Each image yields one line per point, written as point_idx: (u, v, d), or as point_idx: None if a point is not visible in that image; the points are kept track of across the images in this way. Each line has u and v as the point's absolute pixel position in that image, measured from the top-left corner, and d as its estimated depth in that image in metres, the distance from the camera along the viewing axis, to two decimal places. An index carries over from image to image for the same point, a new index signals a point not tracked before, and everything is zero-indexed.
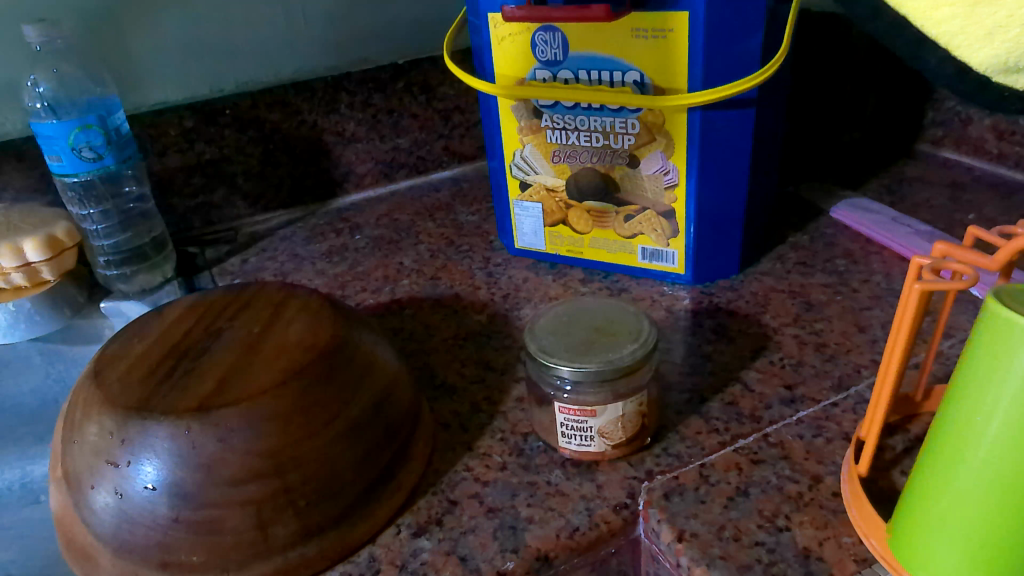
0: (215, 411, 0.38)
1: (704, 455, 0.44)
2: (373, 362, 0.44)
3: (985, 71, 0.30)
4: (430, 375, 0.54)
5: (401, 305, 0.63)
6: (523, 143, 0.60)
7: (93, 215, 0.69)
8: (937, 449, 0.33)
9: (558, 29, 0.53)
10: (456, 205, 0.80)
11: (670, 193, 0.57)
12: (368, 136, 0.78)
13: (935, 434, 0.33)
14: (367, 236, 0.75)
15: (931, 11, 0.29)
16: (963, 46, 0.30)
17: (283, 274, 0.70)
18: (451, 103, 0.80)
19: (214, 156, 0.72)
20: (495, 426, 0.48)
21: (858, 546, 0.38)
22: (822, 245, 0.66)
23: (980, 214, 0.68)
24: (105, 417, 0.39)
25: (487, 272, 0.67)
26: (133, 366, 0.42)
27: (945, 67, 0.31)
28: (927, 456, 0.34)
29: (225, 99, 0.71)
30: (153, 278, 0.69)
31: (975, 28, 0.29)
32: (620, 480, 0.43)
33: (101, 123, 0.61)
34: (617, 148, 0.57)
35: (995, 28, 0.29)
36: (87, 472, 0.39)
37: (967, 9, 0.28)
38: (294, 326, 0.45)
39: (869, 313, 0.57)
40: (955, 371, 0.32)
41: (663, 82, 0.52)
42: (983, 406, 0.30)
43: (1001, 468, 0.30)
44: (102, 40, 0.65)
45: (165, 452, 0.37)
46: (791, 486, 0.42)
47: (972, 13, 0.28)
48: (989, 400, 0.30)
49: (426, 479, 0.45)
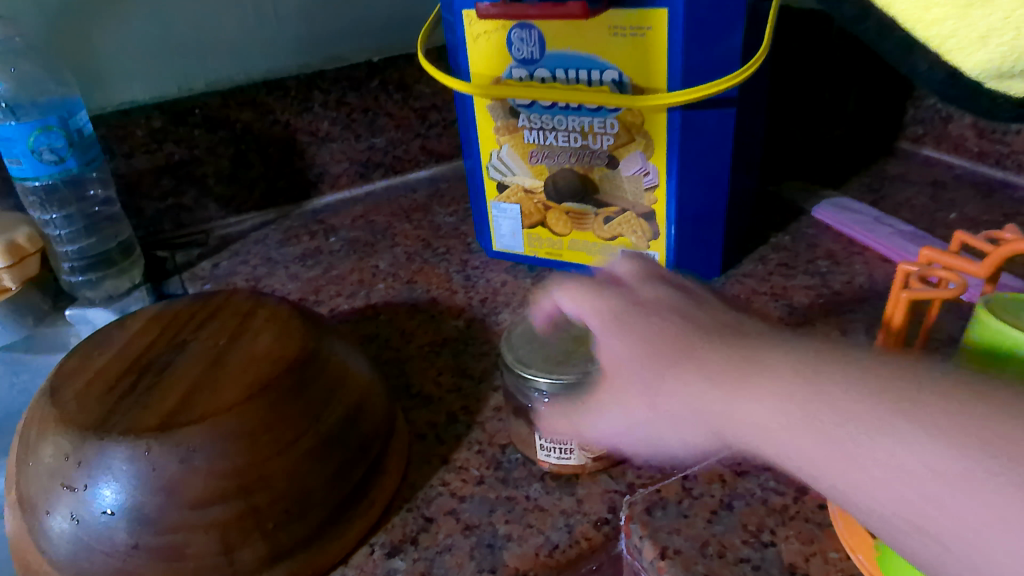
0: (177, 430, 0.36)
1: (686, 466, 0.43)
2: (345, 374, 0.42)
3: (980, 79, 0.32)
4: (406, 385, 0.52)
5: (376, 311, 0.61)
6: (500, 143, 0.58)
7: (55, 219, 0.65)
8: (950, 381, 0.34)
9: (534, 26, 0.51)
10: (434, 205, 0.79)
11: (650, 194, 0.56)
12: (343, 136, 0.76)
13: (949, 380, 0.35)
14: (342, 239, 0.73)
15: (921, 13, 0.30)
16: (955, 50, 0.31)
17: (255, 279, 0.68)
18: (428, 102, 0.78)
19: (183, 157, 0.70)
20: (472, 438, 0.47)
21: (844, 562, 0.37)
22: (804, 245, 0.65)
23: (961, 214, 0.68)
24: (61, 437, 0.37)
25: (464, 276, 0.65)
26: (91, 382, 0.40)
27: (929, 71, 0.33)
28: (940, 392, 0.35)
29: (195, 98, 0.68)
30: (121, 284, 0.67)
31: (968, 31, 0.30)
32: (600, 493, 0.42)
33: (63, 124, 0.59)
34: (596, 148, 0.56)
35: (989, 30, 0.30)
36: (42, 496, 0.37)
37: (960, 11, 0.30)
38: (262, 337, 0.43)
39: (852, 316, 0.56)
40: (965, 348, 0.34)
41: (642, 81, 0.51)
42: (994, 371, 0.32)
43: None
44: (66, 38, 0.63)
45: (124, 475, 0.36)
46: (775, 498, 0.41)
47: (966, 15, 0.30)
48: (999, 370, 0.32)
49: (401, 495, 0.43)
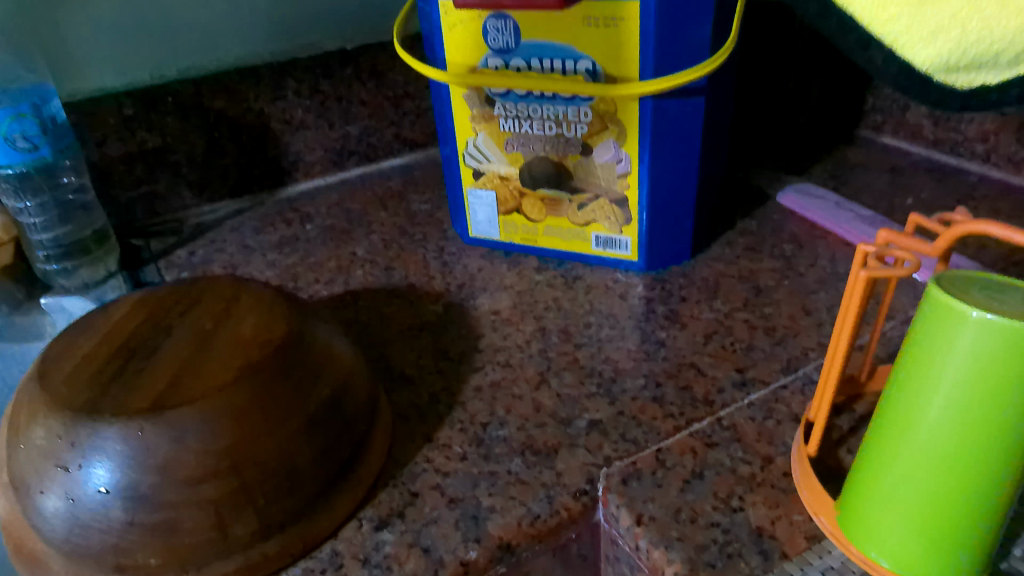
0: (168, 411, 0.37)
1: (660, 439, 0.45)
2: (330, 356, 0.44)
3: (931, 69, 0.37)
4: (388, 367, 0.53)
5: (355, 296, 0.62)
6: (476, 131, 0.60)
7: (29, 208, 0.65)
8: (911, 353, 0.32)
9: (510, 17, 0.53)
10: (409, 193, 0.80)
11: (623, 181, 0.58)
12: (317, 124, 0.77)
13: (903, 356, 0.33)
14: (318, 226, 0.74)
15: (879, 11, 0.36)
16: (908, 44, 0.36)
17: (232, 266, 0.69)
18: (401, 90, 0.79)
19: (156, 145, 0.70)
20: (454, 417, 0.48)
21: (808, 524, 0.39)
22: (769, 230, 0.68)
23: (918, 198, 0.71)
24: (53, 419, 0.38)
25: (441, 262, 0.67)
26: (79, 366, 0.41)
27: None
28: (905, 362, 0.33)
29: (167, 85, 0.69)
30: (96, 273, 0.68)
31: (920, 25, 0.35)
32: (579, 466, 0.44)
33: (36, 112, 0.59)
34: (569, 136, 0.57)
35: (938, 26, 0.35)
36: (35, 477, 0.38)
37: (912, 10, 0.35)
38: (246, 321, 0.44)
39: (815, 297, 0.59)
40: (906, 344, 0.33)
41: (615, 71, 0.53)
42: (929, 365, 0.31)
43: (963, 402, 0.30)
44: (33, 23, 0.62)
45: (116, 454, 0.36)
46: (743, 468, 0.43)
47: (919, 11, 0.35)
48: (936, 368, 0.31)
49: (386, 472, 0.45)
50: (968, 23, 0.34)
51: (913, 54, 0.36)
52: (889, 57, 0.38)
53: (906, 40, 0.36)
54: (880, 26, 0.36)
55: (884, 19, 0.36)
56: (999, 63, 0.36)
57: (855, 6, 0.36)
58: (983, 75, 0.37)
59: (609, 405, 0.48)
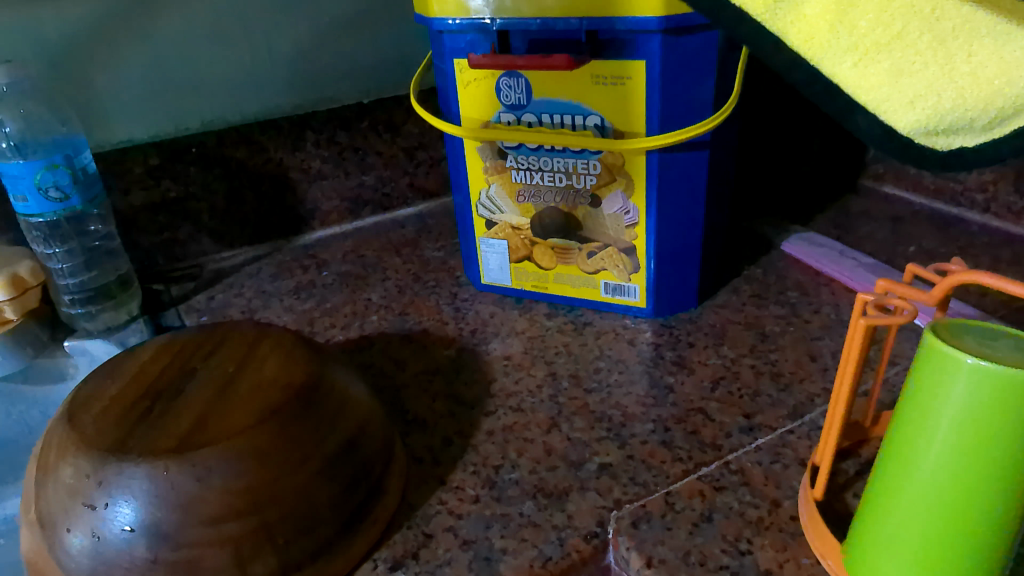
0: (193, 452, 0.39)
1: (669, 483, 0.46)
2: (348, 399, 0.45)
3: (913, 135, 0.35)
4: (402, 411, 0.54)
5: (370, 341, 0.64)
6: (489, 183, 0.62)
7: (57, 253, 0.67)
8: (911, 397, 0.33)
9: (522, 75, 0.56)
10: (423, 240, 0.82)
11: (631, 231, 0.59)
12: (334, 174, 0.79)
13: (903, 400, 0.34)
14: (334, 273, 0.76)
15: (862, 79, 0.34)
16: (891, 111, 0.35)
17: (250, 311, 0.71)
18: (416, 141, 0.82)
19: (179, 194, 0.73)
20: (467, 460, 0.49)
21: (816, 567, 0.40)
22: (774, 277, 0.70)
23: (920, 246, 0.73)
24: (81, 459, 0.39)
25: (454, 307, 0.68)
26: (107, 408, 0.43)
27: (874, 127, 0.36)
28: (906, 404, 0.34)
29: (191, 137, 0.71)
30: (119, 316, 0.70)
31: (900, 95, 0.34)
32: (590, 509, 0.45)
33: (68, 163, 0.61)
34: (579, 188, 0.59)
35: (916, 95, 0.34)
36: (62, 514, 0.39)
37: (891, 79, 0.34)
38: (268, 365, 0.45)
39: (820, 343, 0.60)
40: (906, 388, 0.34)
41: (623, 125, 0.55)
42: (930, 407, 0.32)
43: (961, 445, 0.31)
44: (67, 80, 0.65)
45: (141, 494, 0.38)
46: (751, 511, 0.44)
47: (897, 81, 0.34)
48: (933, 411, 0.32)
49: (400, 514, 0.45)
50: (944, 89, 0.34)
51: (898, 119, 0.35)
52: (871, 125, 0.36)
53: (890, 105, 0.35)
54: (865, 93, 0.35)
55: (869, 86, 0.34)
56: (976, 127, 0.35)
57: (838, 75, 0.35)
58: (961, 138, 0.36)
59: (619, 449, 0.49)
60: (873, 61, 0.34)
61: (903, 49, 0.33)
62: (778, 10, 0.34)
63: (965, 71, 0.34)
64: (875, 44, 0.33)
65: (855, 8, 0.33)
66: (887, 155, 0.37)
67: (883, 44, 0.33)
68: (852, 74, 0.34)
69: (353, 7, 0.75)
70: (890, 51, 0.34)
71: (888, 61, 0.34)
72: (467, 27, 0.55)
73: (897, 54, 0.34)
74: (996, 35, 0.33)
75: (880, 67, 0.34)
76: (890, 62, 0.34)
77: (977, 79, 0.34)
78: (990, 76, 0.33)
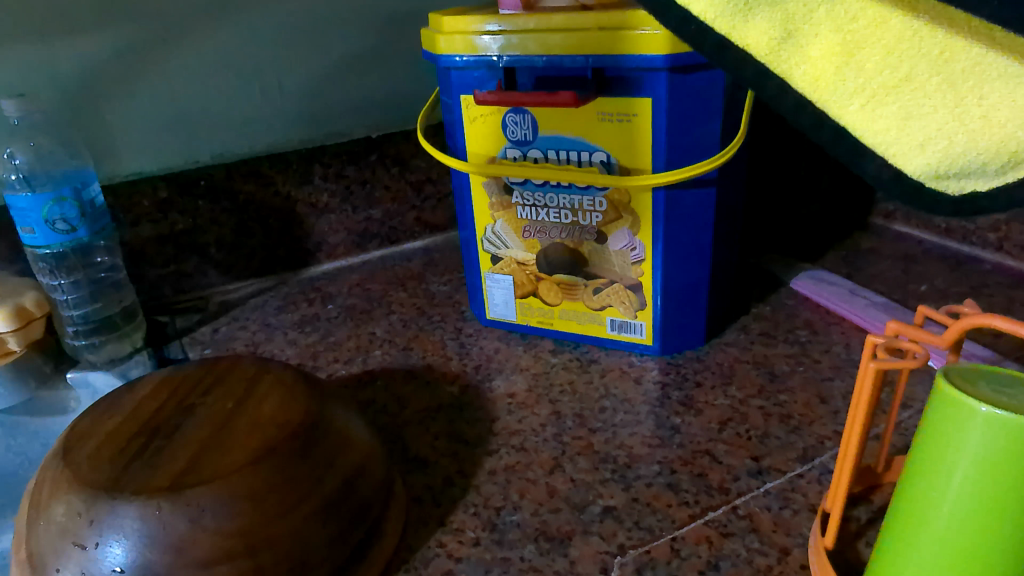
0: (187, 490, 0.38)
1: (675, 528, 0.45)
2: (348, 438, 0.44)
3: (921, 178, 0.33)
4: (403, 449, 0.53)
5: (373, 376, 0.63)
6: (495, 218, 0.62)
7: (64, 285, 0.68)
8: (925, 446, 0.32)
9: (528, 112, 0.56)
10: (429, 274, 0.81)
11: (637, 268, 0.59)
12: (341, 208, 0.80)
13: (916, 448, 0.33)
14: (340, 306, 0.76)
15: (869, 121, 0.33)
16: (899, 154, 0.33)
17: (254, 344, 0.70)
18: (423, 175, 0.82)
19: (186, 227, 0.73)
20: (467, 500, 0.48)
21: None
22: (783, 315, 0.69)
23: (932, 285, 0.72)
24: (74, 496, 0.39)
25: (459, 343, 0.68)
26: (102, 444, 0.42)
27: (883, 171, 0.34)
28: (919, 454, 0.32)
29: (200, 170, 0.72)
30: (122, 348, 0.70)
31: (909, 138, 0.33)
32: (593, 554, 0.43)
33: (76, 196, 0.61)
34: (585, 224, 0.59)
35: (926, 139, 0.32)
36: (52, 554, 0.38)
37: (899, 122, 0.32)
38: (267, 402, 0.45)
39: (830, 383, 0.59)
40: (919, 435, 0.33)
41: (629, 162, 0.55)
42: (946, 458, 0.31)
43: (978, 497, 0.30)
44: (79, 114, 0.65)
45: (133, 533, 0.37)
46: (760, 559, 0.42)
47: (904, 125, 0.32)
48: (949, 461, 0.30)
49: (398, 556, 0.44)
50: (954, 133, 0.32)
51: (906, 162, 0.33)
52: (879, 168, 0.34)
53: (898, 148, 0.33)
54: (871, 136, 0.33)
55: (876, 129, 0.33)
56: (989, 171, 0.32)
57: (845, 117, 0.33)
58: (974, 181, 0.33)
59: (624, 491, 0.48)
60: (880, 104, 0.32)
61: (911, 92, 0.32)
62: (782, 52, 0.33)
63: (976, 114, 0.31)
64: (882, 87, 0.32)
65: (860, 51, 0.32)
66: (896, 201, 0.35)
67: (890, 87, 0.32)
68: (858, 117, 0.33)
69: (363, 44, 0.76)
70: (897, 94, 0.32)
71: (895, 104, 0.32)
72: (475, 64, 0.55)
73: (906, 97, 0.32)
74: (1008, 77, 0.30)
75: (888, 110, 0.32)
76: (898, 105, 0.32)
77: (989, 123, 0.31)
78: (1003, 120, 0.31)
